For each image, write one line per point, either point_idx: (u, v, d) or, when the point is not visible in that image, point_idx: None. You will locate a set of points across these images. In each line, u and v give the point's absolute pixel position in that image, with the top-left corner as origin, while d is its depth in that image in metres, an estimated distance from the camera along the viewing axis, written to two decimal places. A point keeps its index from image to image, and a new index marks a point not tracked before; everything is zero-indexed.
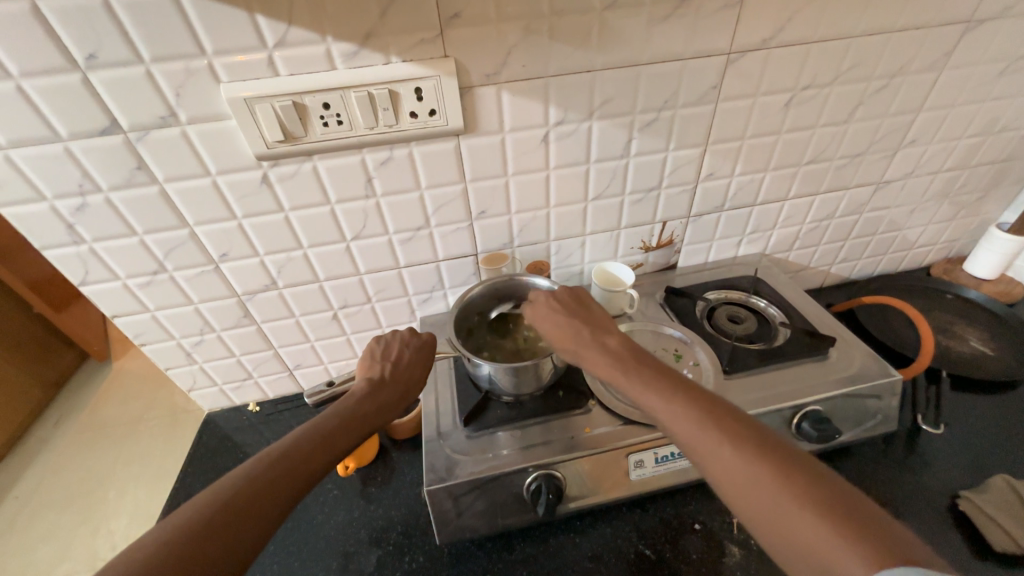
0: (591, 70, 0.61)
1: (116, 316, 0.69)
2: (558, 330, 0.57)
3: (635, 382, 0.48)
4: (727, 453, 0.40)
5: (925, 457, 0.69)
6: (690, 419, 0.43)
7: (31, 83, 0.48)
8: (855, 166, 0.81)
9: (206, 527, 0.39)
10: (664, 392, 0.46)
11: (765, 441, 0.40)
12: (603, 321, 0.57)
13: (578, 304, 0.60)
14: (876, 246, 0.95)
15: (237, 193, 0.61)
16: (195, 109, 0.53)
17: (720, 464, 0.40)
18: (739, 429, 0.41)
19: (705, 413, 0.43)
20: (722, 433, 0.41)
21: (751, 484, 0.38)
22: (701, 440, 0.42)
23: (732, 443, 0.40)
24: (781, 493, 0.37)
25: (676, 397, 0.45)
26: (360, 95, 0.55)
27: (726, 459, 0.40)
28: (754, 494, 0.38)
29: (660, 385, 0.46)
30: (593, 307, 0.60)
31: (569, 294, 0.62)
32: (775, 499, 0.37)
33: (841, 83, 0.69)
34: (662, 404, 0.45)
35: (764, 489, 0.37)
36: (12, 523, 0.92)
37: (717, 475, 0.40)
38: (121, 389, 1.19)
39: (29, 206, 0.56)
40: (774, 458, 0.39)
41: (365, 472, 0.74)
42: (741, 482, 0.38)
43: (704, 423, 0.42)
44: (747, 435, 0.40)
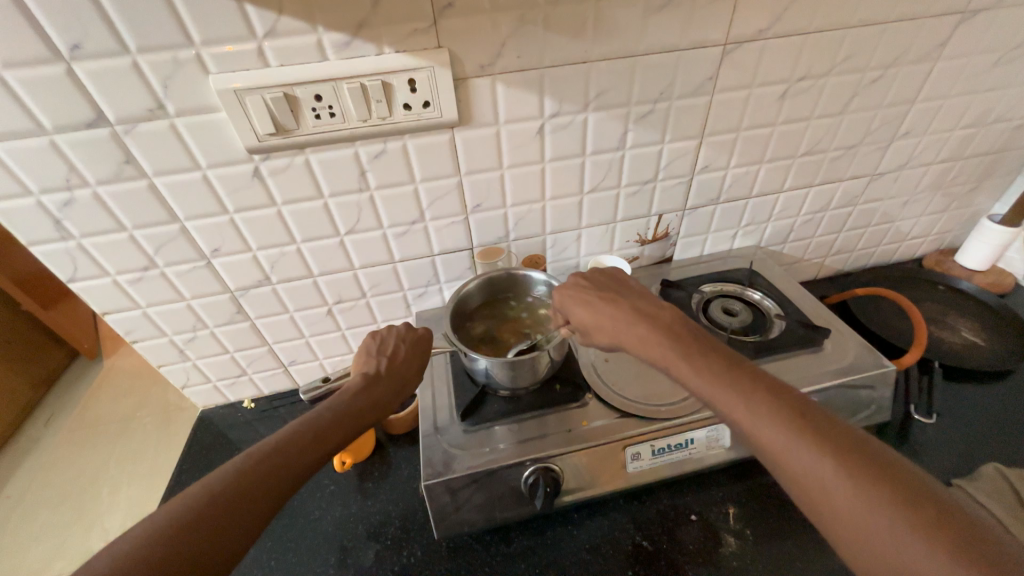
0: (586, 61, 0.60)
1: (106, 313, 0.68)
2: (599, 313, 0.57)
3: (685, 365, 0.48)
4: (788, 438, 0.40)
5: (917, 446, 0.69)
6: (748, 402, 0.43)
7: (13, 74, 0.47)
8: (850, 158, 0.81)
9: (197, 520, 0.39)
10: (718, 375, 0.46)
11: (826, 426, 0.40)
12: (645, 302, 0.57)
13: (619, 288, 0.60)
14: (870, 238, 0.96)
15: (228, 187, 0.60)
16: (183, 101, 0.52)
17: (778, 447, 0.40)
18: (799, 414, 0.41)
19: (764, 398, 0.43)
20: (781, 416, 0.41)
21: (811, 468, 0.38)
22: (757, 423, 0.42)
23: (792, 428, 0.40)
24: (841, 478, 0.37)
25: (731, 380, 0.45)
26: (353, 87, 0.54)
27: (786, 443, 0.40)
28: (815, 478, 0.38)
29: (713, 369, 0.47)
30: (633, 289, 0.60)
31: (601, 276, 0.63)
32: (836, 484, 0.37)
33: (837, 74, 0.69)
34: (716, 387, 0.45)
35: (825, 474, 0.38)
36: (5, 523, 0.91)
37: (774, 458, 0.41)
38: (112, 387, 1.18)
39: (14, 201, 0.55)
40: (834, 443, 0.39)
41: (362, 467, 0.74)
42: (799, 466, 0.39)
43: (762, 407, 0.42)
44: (808, 420, 0.41)
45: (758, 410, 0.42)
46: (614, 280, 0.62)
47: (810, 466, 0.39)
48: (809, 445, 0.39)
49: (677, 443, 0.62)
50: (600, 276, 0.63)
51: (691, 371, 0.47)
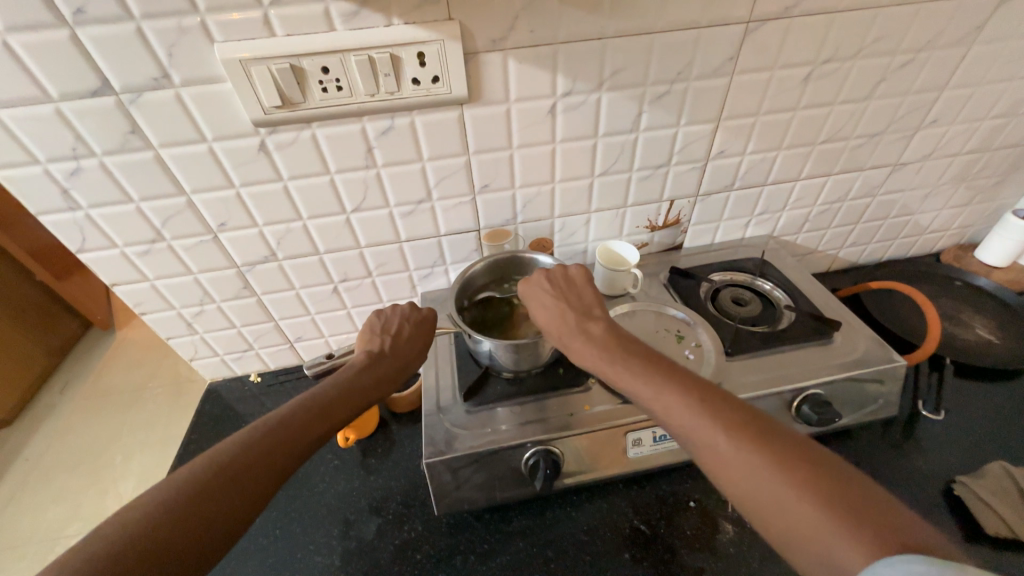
0: (602, 37, 0.58)
1: (115, 284, 0.69)
2: (550, 315, 0.57)
3: (621, 369, 0.49)
4: (710, 433, 0.41)
5: (923, 443, 0.69)
6: (673, 401, 0.44)
7: (18, 39, 0.46)
8: (872, 147, 0.78)
9: (203, 490, 0.39)
10: (649, 377, 0.47)
11: (745, 417, 0.41)
12: (593, 304, 0.57)
13: (570, 287, 0.59)
14: (887, 230, 0.93)
15: (234, 160, 0.59)
16: (189, 70, 0.51)
17: (700, 444, 0.41)
18: (720, 409, 0.42)
19: (688, 395, 0.44)
20: (700, 412, 0.42)
21: (730, 461, 0.39)
22: (682, 421, 0.43)
23: (712, 423, 0.41)
24: (757, 466, 0.38)
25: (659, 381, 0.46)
26: (361, 59, 0.53)
27: (706, 437, 0.41)
28: (734, 471, 0.39)
29: (644, 370, 0.47)
30: (586, 287, 0.60)
31: (562, 274, 0.61)
32: (753, 474, 0.38)
33: (864, 57, 0.66)
34: (645, 390, 0.46)
35: (742, 463, 0.38)
36: (23, 484, 0.95)
37: (702, 456, 0.41)
38: (124, 357, 1.20)
39: (22, 168, 0.55)
40: (751, 433, 0.40)
41: (366, 443, 0.75)
42: (720, 459, 0.40)
43: (685, 405, 0.43)
44: (727, 414, 0.41)
45: (681, 407, 0.43)
46: (567, 278, 0.60)
47: (729, 458, 0.39)
48: (726, 437, 0.40)
49: None
50: (560, 271, 0.61)
51: (624, 375, 0.48)
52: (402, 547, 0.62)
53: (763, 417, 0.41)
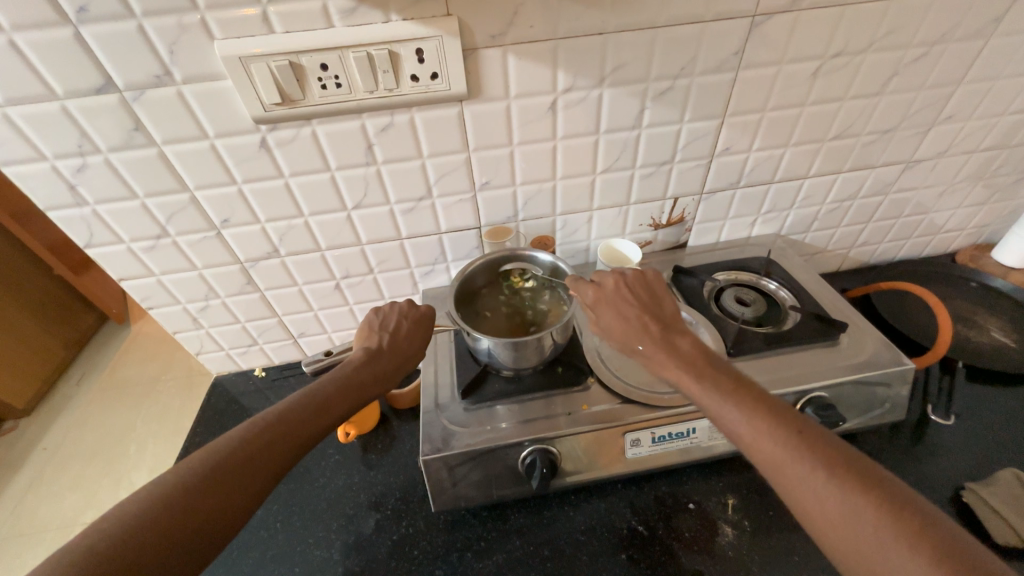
0: (603, 32, 0.57)
1: (122, 279, 0.70)
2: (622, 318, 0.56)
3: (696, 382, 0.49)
4: (790, 459, 0.41)
5: (931, 448, 0.67)
6: (751, 419, 0.44)
7: (24, 37, 0.47)
8: (884, 143, 0.76)
9: (201, 484, 0.40)
10: (729, 391, 0.47)
11: (816, 440, 0.42)
12: (672, 315, 0.56)
13: (647, 291, 0.58)
14: (900, 230, 0.91)
15: (236, 157, 0.60)
16: (189, 66, 0.52)
17: (770, 457, 0.42)
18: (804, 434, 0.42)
19: (768, 417, 0.44)
20: (772, 427, 0.43)
21: (816, 488, 0.39)
22: (760, 443, 0.43)
23: (798, 447, 0.41)
24: (834, 490, 0.39)
25: (737, 399, 0.46)
26: (359, 56, 0.52)
27: (783, 458, 0.41)
28: (817, 497, 0.39)
29: (720, 385, 0.47)
30: (663, 298, 0.58)
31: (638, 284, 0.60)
32: (835, 499, 0.38)
33: (876, 51, 0.64)
34: (721, 404, 0.46)
35: (820, 486, 0.39)
36: (41, 472, 0.98)
37: (776, 475, 0.42)
38: (137, 350, 1.23)
39: (30, 165, 0.56)
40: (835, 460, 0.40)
41: (366, 439, 0.76)
42: (802, 486, 0.40)
43: (756, 419, 0.44)
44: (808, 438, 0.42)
45: (760, 429, 0.43)
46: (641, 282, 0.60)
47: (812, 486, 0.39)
48: (813, 462, 0.40)
49: (678, 431, 0.61)
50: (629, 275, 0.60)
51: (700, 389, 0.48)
52: (400, 543, 0.63)
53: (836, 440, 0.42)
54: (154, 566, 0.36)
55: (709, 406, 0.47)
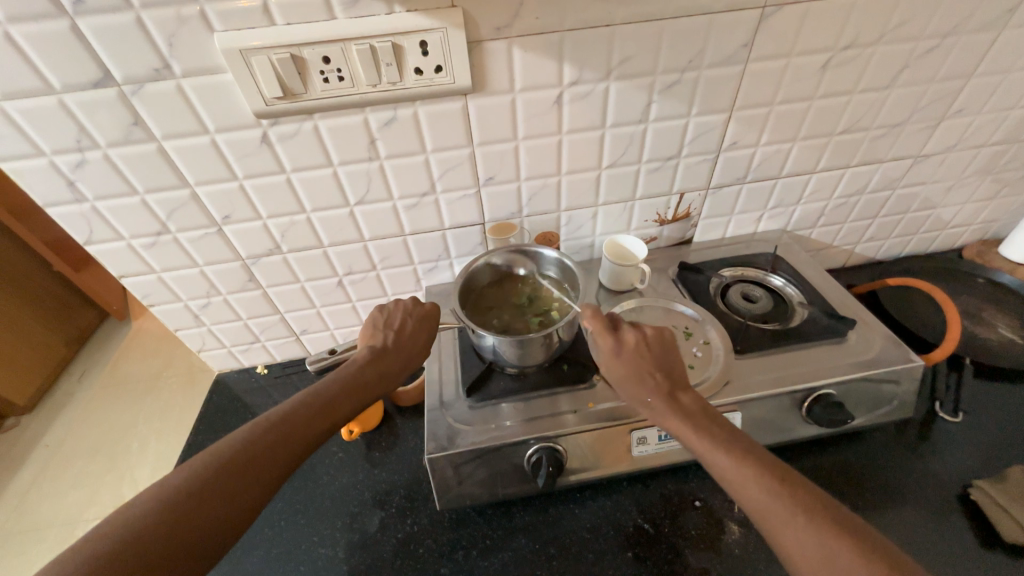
0: (610, 24, 0.56)
1: (123, 276, 0.69)
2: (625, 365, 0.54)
3: (702, 441, 0.47)
4: (795, 526, 0.40)
5: (939, 445, 0.67)
6: (759, 485, 0.42)
7: (19, 30, 0.46)
8: (893, 138, 0.75)
9: (205, 486, 0.39)
10: (734, 452, 0.45)
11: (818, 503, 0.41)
12: (677, 366, 0.54)
13: (651, 336, 0.56)
14: (907, 225, 0.90)
15: (236, 152, 0.59)
16: (188, 60, 0.51)
17: (770, 517, 0.41)
18: (809, 499, 0.41)
19: (774, 481, 0.42)
20: (773, 485, 0.42)
21: (826, 562, 0.38)
22: (763, 507, 0.42)
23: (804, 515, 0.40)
24: (835, 555, 0.38)
25: (742, 459, 0.44)
26: (362, 49, 0.51)
27: (784, 520, 0.41)
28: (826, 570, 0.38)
29: (720, 440, 0.46)
30: (667, 344, 0.55)
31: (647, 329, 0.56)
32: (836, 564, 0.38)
33: (886, 43, 0.63)
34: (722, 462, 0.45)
35: (820, 549, 0.39)
36: (44, 469, 0.97)
37: (776, 536, 0.41)
38: (138, 346, 1.23)
39: (28, 161, 0.55)
40: (843, 529, 0.39)
41: (370, 436, 0.75)
42: (808, 556, 0.39)
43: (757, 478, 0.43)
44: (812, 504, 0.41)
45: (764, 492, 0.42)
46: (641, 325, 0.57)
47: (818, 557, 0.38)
48: (812, 522, 0.40)
49: None
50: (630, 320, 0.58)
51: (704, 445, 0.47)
52: (405, 541, 0.62)
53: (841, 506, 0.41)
54: (160, 569, 0.35)
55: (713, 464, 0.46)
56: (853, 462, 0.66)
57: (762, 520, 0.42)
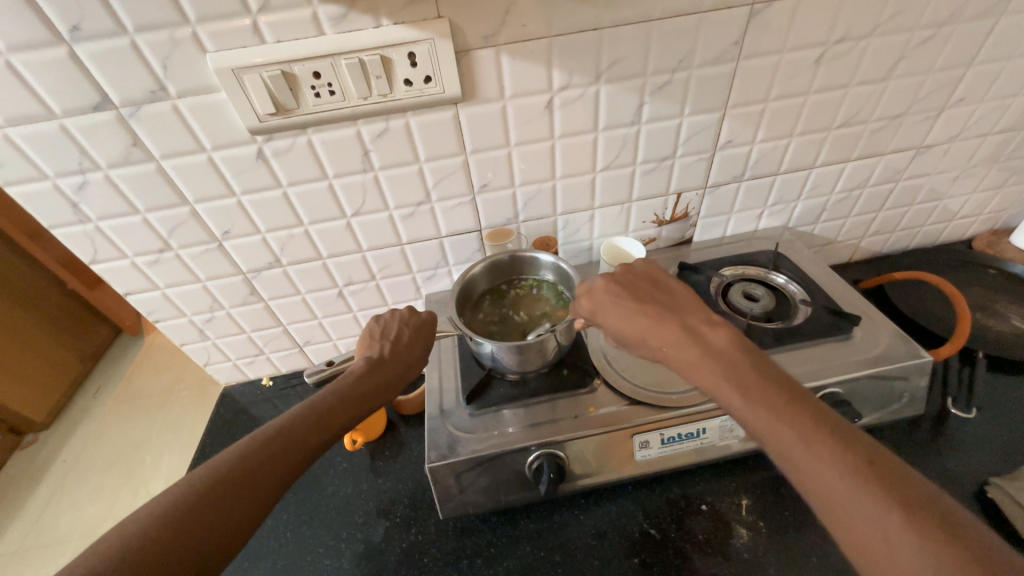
0: (598, 28, 0.56)
1: (128, 294, 0.70)
2: (637, 317, 0.50)
3: (714, 375, 0.44)
4: (850, 489, 0.36)
5: (952, 442, 0.65)
6: (760, 407, 0.41)
7: (20, 58, 0.48)
8: (893, 130, 0.74)
9: (202, 503, 0.39)
10: (740, 381, 0.43)
11: (810, 415, 0.40)
12: (684, 303, 0.51)
13: (656, 286, 0.53)
14: (913, 217, 0.88)
15: (233, 168, 0.60)
16: (183, 81, 0.52)
17: (774, 437, 0.40)
18: (835, 438, 0.38)
19: (786, 407, 0.40)
20: (773, 403, 0.41)
21: (825, 470, 0.37)
22: (799, 455, 0.38)
23: (866, 482, 0.36)
24: (831, 471, 0.37)
25: (792, 416, 0.40)
26: (352, 62, 0.52)
27: (785, 441, 0.39)
28: (829, 487, 0.37)
29: (730, 374, 0.43)
30: (675, 289, 0.53)
31: (645, 278, 0.55)
32: (828, 475, 0.37)
33: (880, 35, 0.62)
34: (766, 417, 0.40)
35: (815, 464, 0.37)
36: (62, 483, 1.00)
37: (782, 454, 0.39)
38: (151, 360, 1.26)
39: (32, 184, 0.56)
40: (853, 453, 0.37)
41: (374, 446, 0.76)
42: (837, 501, 0.36)
43: (757, 397, 0.41)
44: (850, 450, 0.37)
45: (815, 451, 0.38)
46: (652, 276, 0.55)
47: (877, 525, 0.34)
48: (803, 435, 0.39)
49: (688, 432, 0.60)
50: (640, 269, 0.56)
51: (744, 401, 0.41)
52: (409, 551, 0.62)
53: (864, 436, 0.39)
54: None
55: (752, 421, 0.41)
56: None
57: (793, 465, 0.39)
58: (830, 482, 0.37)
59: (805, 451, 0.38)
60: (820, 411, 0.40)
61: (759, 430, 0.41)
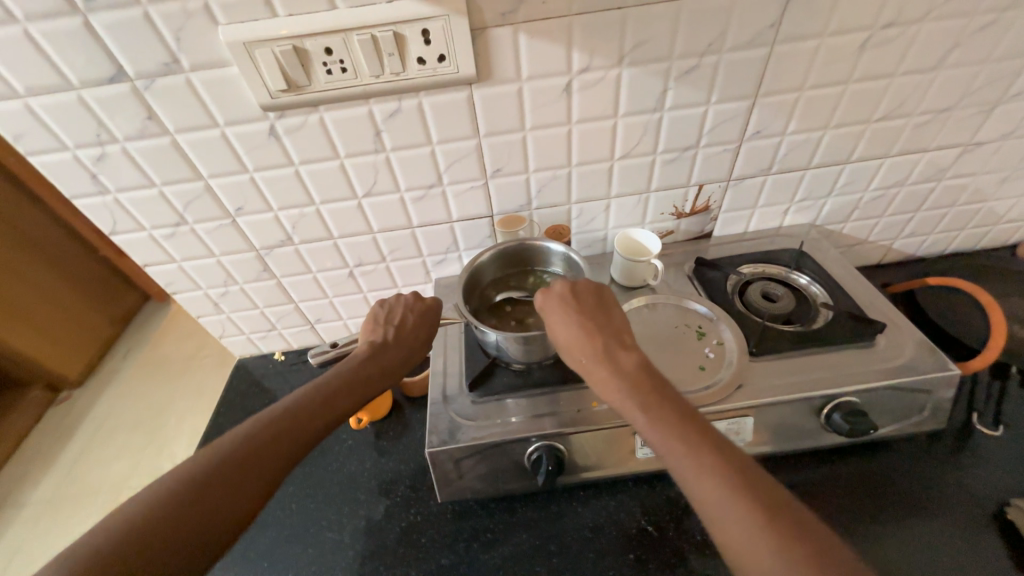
0: (623, 7, 0.53)
1: (146, 265, 0.72)
2: (569, 333, 0.53)
3: (625, 395, 0.46)
4: (735, 511, 0.37)
5: (974, 459, 0.62)
6: (662, 429, 0.43)
7: (37, 27, 0.48)
8: (939, 124, 0.69)
9: (207, 479, 0.41)
10: (647, 402, 0.45)
11: (705, 439, 0.41)
12: (615, 323, 0.54)
13: (594, 302, 0.56)
14: (953, 219, 0.83)
15: (246, 145, 0.60)
16: (196, 54, 0.51)
17: (671, 457, 0.42)
18: (726, 462, 0.40)
19: (684, 429, 0.42)
20: (674, 426, 0.42)
21: (712, 492, 0.39)
22: (692, 476, 0.40)
23: (749, 508, 0.37)
24: (720, 494, 0.38)
25: (688, 441, 0.41)
26: (363, 39, 0.50)
27: (680, 462, 0.41)
28: (717, 509, 0.38)
29: (639, 395, 0.45)
30: (611, 309, 0.55)
31: (589, 292, 0.56)
32: (716, 497, 0.38)
33: (934, 19, 0.57)
34: (665, 438, 0.42)
35: (705, 486, 0.39)
36: (91, 439, 1.06)
37: (679, 474, 0.41)
38: (177, 328, 1.31)
39: (53, 154, 0.57)
40: (741, 477, 0.39)
41: (379, 425, 0.77)
42: (724, 523, 0.37)
43: (660, 420, 0.43)
44: (739, 474, 0.39)
45: (705, 473, 0.39)
46: (594, 292, 0.57)
47: (757, 549, 0.36)
48: (697, 458, 0.40)
49: None
50: (585, 285, 0.57)
51: (646, 423, 0.44)
52: (408, 530, 0.63)
53: (754, 463, 0.41)
54: (169, 558, 0.37)
55: (655, 441, 0.43)
56: (876, 473, 0.62)
57: (687, 485, 0.40)
58: (717, 505, 0.38)
59: (696, 472, 0.40)
60: (718, 436, 0.42)
61: (660, 450, 0.43)
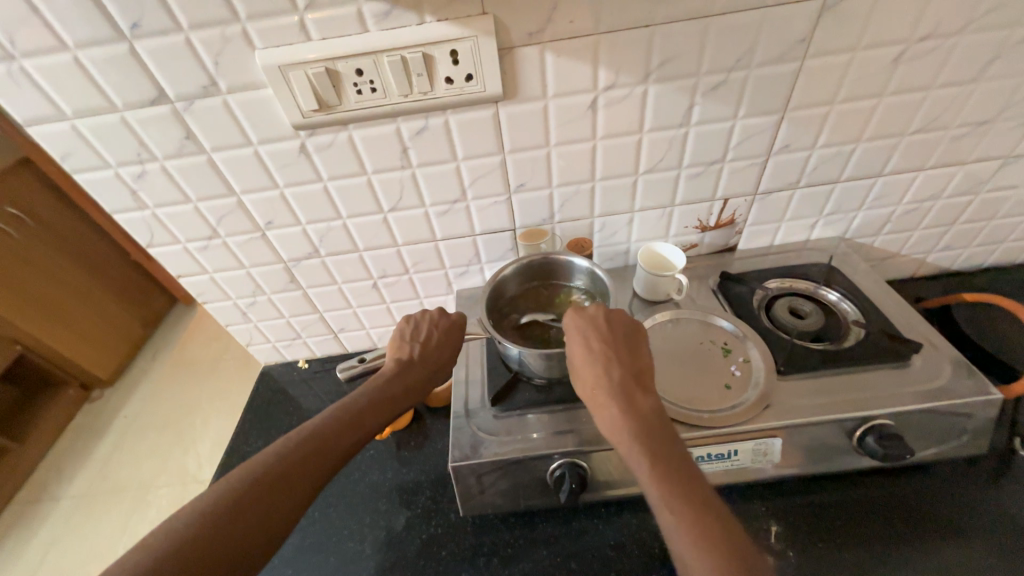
0: (650, 25, 0.53)
1: (180, 276, 0.74)
2: (588, 362, 0.53)
3: (632, 436, 0.46)
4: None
5: (1016, 486, 0.59)
6: (659, 480, 0.43)
7: (86, 54, 0.50)
8: (978, 137, 0.66)
9: (239, 502, 0.41)
10: (652, 449, 0.45)
11: (702, 502, 0.42)
12: (639, 361, 0.53)
13: (621, 334, 0.55)
14: (991, 232, 0.80)
15: (277, 162, 0.61)
16: (232, 76, 0.53)
17: (664, 510, 0.42)
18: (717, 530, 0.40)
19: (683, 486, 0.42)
20: (673, 479, 0.43)
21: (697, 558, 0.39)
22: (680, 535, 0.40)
23: None
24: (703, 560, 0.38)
25: (684, 499, 0.42)
26: (393, 60, 0.51)
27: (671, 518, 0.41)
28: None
29: (646, 440, 0.46)
30: (638, 346, 0.55)
31: (621, 324, 0.56)
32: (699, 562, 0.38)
33: (974, 31, 0.56)
34: (662, 490, 0.42)
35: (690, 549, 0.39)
36: (121, 439, 1.09)
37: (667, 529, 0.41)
38: (203, 331, 1.35)
39: (97, 172, 0.60)
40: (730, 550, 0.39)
41: (400, 436, 0.77)
42: None
43: (661, 471, 0.44)
44: (728, 547, 0.39)
45: (694, 536, 0.39)
46: (623, 325, 0.56)
47: None
48: (688, 518, 0.40)
49: (718, 453, 0.57)
50: (618, 319, 0.56)
51: (647, 470, 0.44)
52: (429, 542, 0.64)
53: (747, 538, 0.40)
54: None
55: (651, 488, 0.43)
56: (911, 498, 0.60)
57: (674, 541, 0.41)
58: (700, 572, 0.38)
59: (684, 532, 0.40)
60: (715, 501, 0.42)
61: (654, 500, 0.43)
